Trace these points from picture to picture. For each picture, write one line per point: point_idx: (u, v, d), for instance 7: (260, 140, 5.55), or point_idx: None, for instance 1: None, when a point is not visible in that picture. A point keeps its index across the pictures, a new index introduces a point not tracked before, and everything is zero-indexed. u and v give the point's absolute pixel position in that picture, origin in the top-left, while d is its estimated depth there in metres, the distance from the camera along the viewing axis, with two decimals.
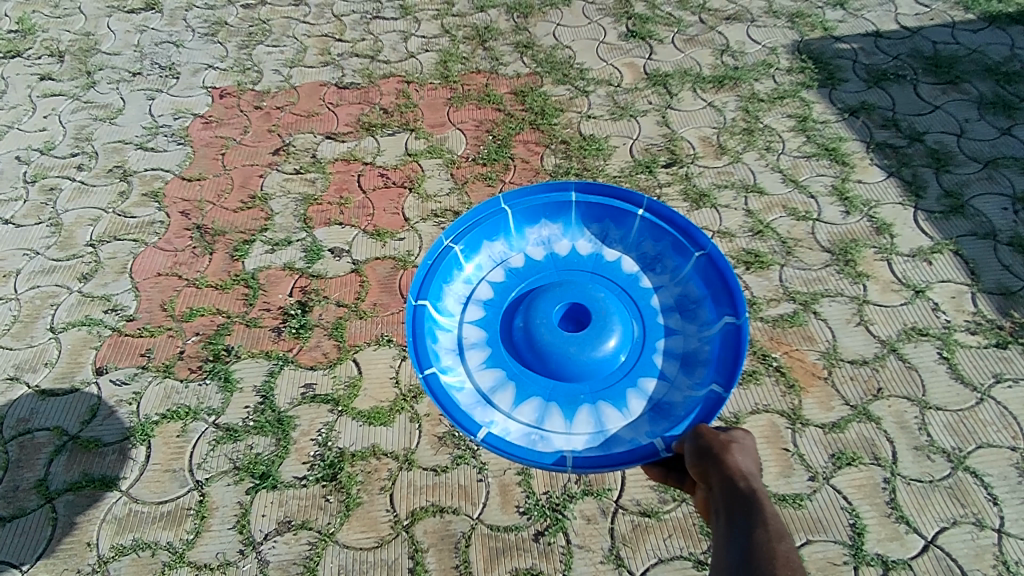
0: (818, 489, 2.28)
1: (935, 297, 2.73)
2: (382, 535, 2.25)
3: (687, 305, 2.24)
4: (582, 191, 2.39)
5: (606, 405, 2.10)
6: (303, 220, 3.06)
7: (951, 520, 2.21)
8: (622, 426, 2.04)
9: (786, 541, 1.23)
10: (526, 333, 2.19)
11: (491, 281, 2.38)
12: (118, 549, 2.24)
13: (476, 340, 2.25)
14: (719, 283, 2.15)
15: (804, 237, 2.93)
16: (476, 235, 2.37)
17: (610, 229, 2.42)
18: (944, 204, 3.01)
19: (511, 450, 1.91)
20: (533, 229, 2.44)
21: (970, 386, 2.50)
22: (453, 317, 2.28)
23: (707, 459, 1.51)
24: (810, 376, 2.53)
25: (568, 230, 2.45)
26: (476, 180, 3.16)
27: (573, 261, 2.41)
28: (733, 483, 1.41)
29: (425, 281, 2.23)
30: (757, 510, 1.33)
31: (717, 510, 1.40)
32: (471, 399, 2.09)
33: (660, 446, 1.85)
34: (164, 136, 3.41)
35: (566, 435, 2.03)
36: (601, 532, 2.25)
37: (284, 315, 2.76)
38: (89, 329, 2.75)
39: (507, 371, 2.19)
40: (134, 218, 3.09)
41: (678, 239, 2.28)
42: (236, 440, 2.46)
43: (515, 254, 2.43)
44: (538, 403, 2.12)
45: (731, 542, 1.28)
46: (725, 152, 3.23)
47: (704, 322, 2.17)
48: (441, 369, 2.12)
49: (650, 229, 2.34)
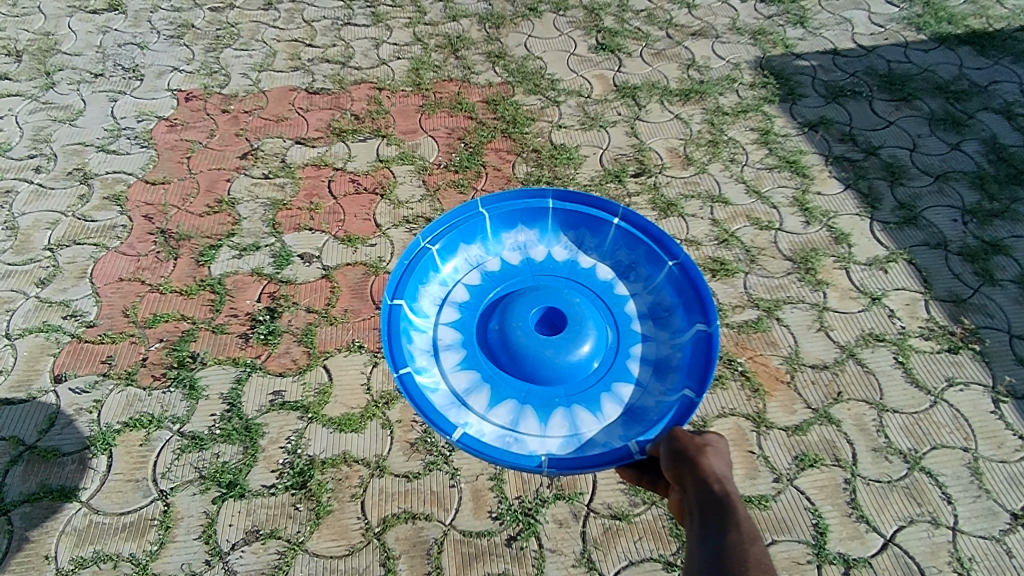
0: (782, 490, 2.35)
1: (890, 304, 2.83)
2: (353, 543, 2.23)
3: (660, 313, 2.28)
4: (559, 198, 2.43)
5: (580, 408, 2.13)
6: (271, 226, 3.02)
7: (908, 519, 2.30)
8: (596, 430, 2.07)
9: (758, 544, 1.25)
10: (501, 335, 2.20)
11: (467, 284, 2.40)
12: (78, 562, 2.18)
13: (452, 342, 2.27)
14: (691, 292, 2.20)
15: (767, 246, 3.01)
16: (453, 238, 2.38)
17: (585, 237, 2.45)
18: (899, 216, 3.13)
19: (486, 451, 1.93)
20: (510, 234, 2.47)
21: (924, 389, 2.60)
22: (429, 319, 2.30)
23: (682, 462, 1.54)
24: (774, 381, 2.60)
25: (543, 236, 2.48)
26: (449, 187, 3.17)
27: (549, 266, 2.44)
28: (707, 485, 1.43)
29: (402, 282, 2.24)
30: (730, 512, 1.35)
31: (691, 510, 1.42)
32: (446, 400, 2.10)
33: (633, 449, 1.87)
34: (127, 138, 3.34)
35: (541, 438, 2.06)
36: (573, 536, 2.27)
37: (252, 321, 2.72)
38: (47, 335, 2.67)
39: (482, 373, 2.20)
40: (95, 222, 3.02)
41: (652, 249, 2.32)
42: (202, 448, 2.41)
43: (491, 258, 2.46)
44: (513, 405, 2.14)
45: (704, 542, 1.30)
46: (691, 163, 3.32)
47: (676, 329, 2.22)
48: (416, 370, 2.12)
49: (625, 238, 2.38)
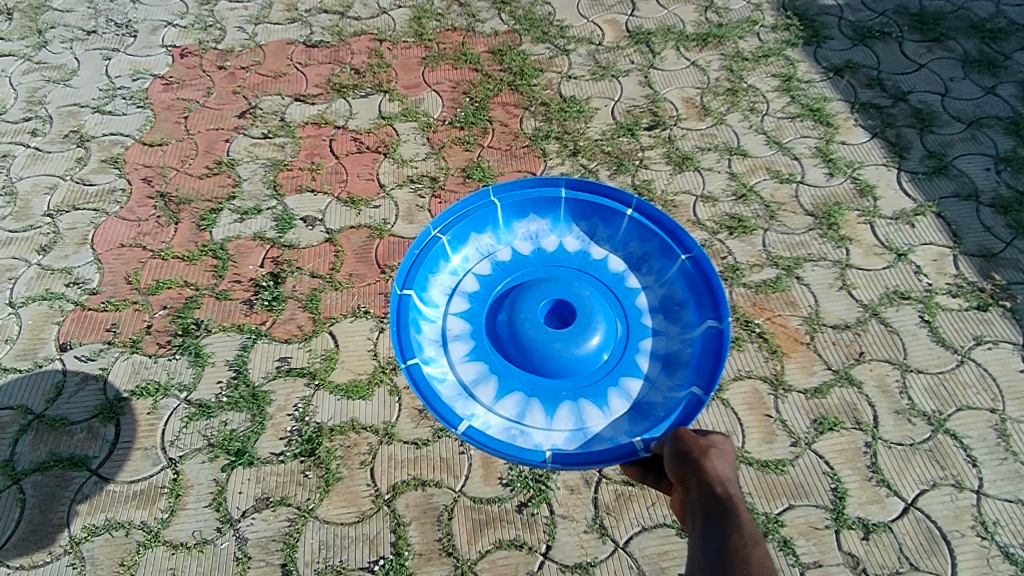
0: (800, 454, 2.28)
1: (917, 260, 2.71)
2: (363, 510, 2.22)
3: (671, 307, 2.19)
4: (573, 187, 2.32)
5: (587, 402, 2.06)
6: (273, 187, 2.94)
7: (931, 483, 2.23)
8: (603, 425, 2.00)
9: (761, 546, 1.19)
10: (510, 328, 2.13)
11: (477, 274, 2.31)
12: (90, 529, 2.18)
13: (461, 332, 2.20)
14: (703, 286, 2.09)
15: (787, 200, 2.88)
16: (464, 227, 2.29)
17: (598, 228, 2.35)
18: (928, 165, 2.98)
19: (492, 444, 1.87)
20: (522, 223, 2.37)
21: (951, 348, 2.50)
22: (438, 308, 2.22)
23: (686, 463, 1.47)
24: (793, 342, 2.51)
25: (556, 226, 2.38)
26: (454, 144, 3.05)
27: (560, 258, 2.34)
28: (711, 487, 1.36)
29: (413, 270, 2.16)
30: (733, 513, 1.28)
31: (692, 512, 1.35)
32: (453, 391, 2.05)
33: (638, 446, 1.79)
34: (122, 98, 3.24)
35: (547, 431, 2.00)
36: (584, 502, 2.24)
37: (256, 287, 2.66)
38: (50, 303, 2.63)
39: (490, 365, 2.14)
40: (94, 186, 2.95)
41: (665, 242, 2.21)
42: (210, 416, 2.39)
43: (501, 248, 2.36)
44: (520, 398, 2.08)
45: (705, 545, 1.23)
46: (708, 113, 3.16)
47: (687, 324, 2.13)
48: (424, 360, 2.07)
49: (638, 229, 2.27)
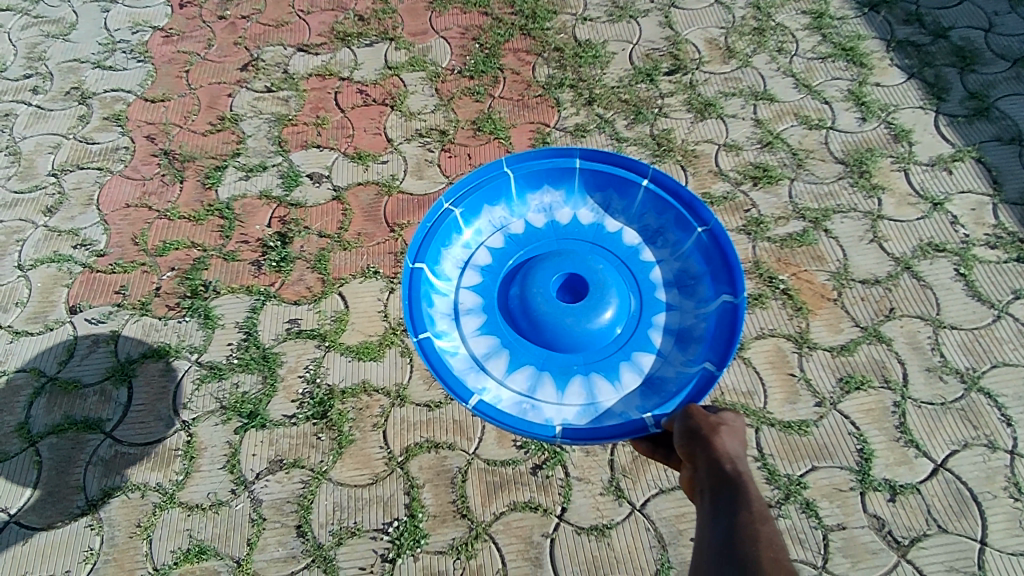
0: (825, 414, 2.20)
1: (954, 210, 2.56)
2: (377, 472, 2.19)
3: (686, 281, 2.09)
4: (588, 157, 2.20)
5: (599, 377, 1.99)
6: (278, 143, 2.85)
7: (962, 443, 2.15)
8: (614, 400, 1.94)
9: (769, 525, 1.16)
10: (522, 302, 2.05)
11: (489, 247, 2.22)
12: (106, 491, 2.19)
13: (472, 306, 2.12)
14: (719, 260, 1.99)
15: (816, 148, 2.73)
16: (477, 199, 2.19)
17: (613, 199, 2.23)
18: (968, 107, 2.79)
19: (503, 419, 1.82)
20: (535, 195, 2.25)
21: (987, 303, 2.38)
22: (450, 282, 2.15)
23: (694, 440, 1.40)
24: (819, 299, 2.40)
25: (570, 198, 2.27)
26: (463, 95, 2.92)
27: (574, 230, 2.24)
28: (720, 464, 1.31)
29: (425, 243, 2.07)
30: (742, 490, 1.24)
31: (701, 488, 1.31)
32: (464, 364, 1.99)
33: (649, 422, 1.74)
34: (122, 52, 3.14)
35: (558, 406, 1.94)
36: (600, 464, 2.19)
37: (263, 247, 2.60)
38: (59, 265, 2.60)
39: (502, 339, 2.07)
40: (97, 145, 2.88)
41: (681, 214, 2.10)
42: (221, 378, 2.37)
43: (515, 220, 2.26)
44: (532, 372, 2.01)
45: (714, 522, 1.20)
46: (733, 55, 2.99)
47: (702, 299, 2.03)
48: (436, 334, 2.00)
49: (654, 201, 2.16)
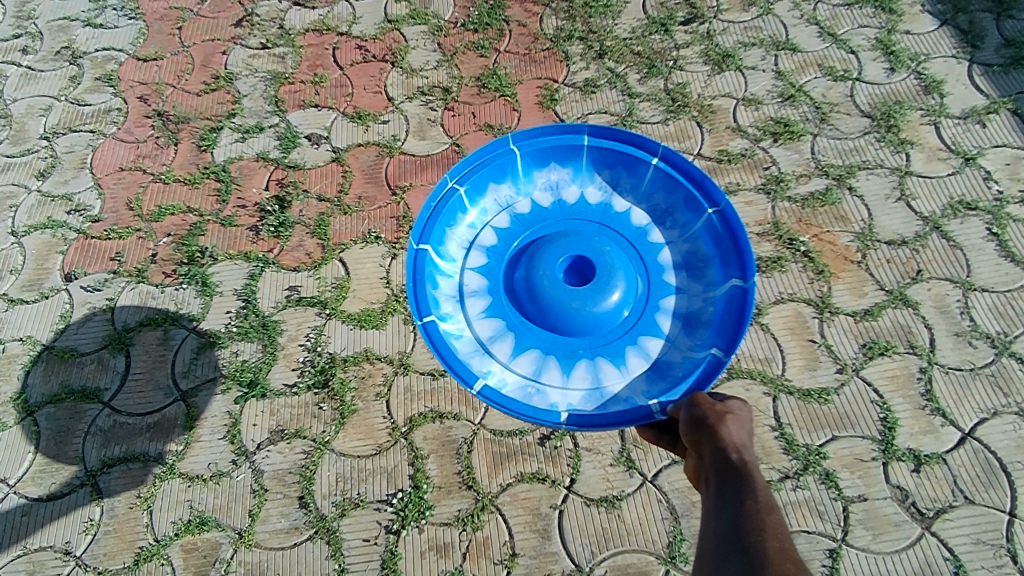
0: (846, 382, 2.10)
1: (987, 165, 2.42)
2: (380, 442, 2.13)
3: (695, 263, 1.98)
4: (597, 133, 2.07)
5: (605, 363, 1.91)
6: (275, 103, 2.73)
7: (991, 411, 2.05)
8: (620, 386, 1.86)
9: (776, 514, 1.08)
10: (527, 285, 1.95)
11: (494, 227, 2.12)
12: (106, 462, 2.14)
13: (477, 288, 2.03)
14: (729, 243, 1.88)
15: (840, 101, 2.58)
16: (482, 176, 2.07)
17: (622, 177, 2.11)
18: (1004, 56, 2.62)
19: (509, 404, 1.74)
20: (542, 172, 2.14)
21: (1021, 264, 2.25)
22: (455, 263, 2.04)
23: (700, 426, 1.33)
24: (841, 261, 2.28)
25: (577, 176, 2.15)
26: (467, 49, 2.79)
27: (581, 210, 2.13)
28: (726, 452, 1.23)
29: (430, 223, 1.96)
30: (748, 479, 1.17)
31: (706, 476, 1.23)
32: (469, 348, 1.91)
33: (654, 408, 1.67)
34: (113, 9, 3.02)
35: (563, 391, 1.86)
36: (610, 435, 2.11)
37: (261, 212, 2.51)
38: (53, 232, 2.53)
39: (507, 322, 1.98)
40: (89, 106, 2.78)
41: (690, 194, 1.97)
42: (220, 346, 2.30)
43: (521, 199, 2.15)
44: (537, 356, 1.93)
45: (719, 511, 1.12)
46: (753, 3, 2.82)
47: (711, 282, 1.93)
48: (440, 317, 1.91)
49: (663, 180, 2.04)
